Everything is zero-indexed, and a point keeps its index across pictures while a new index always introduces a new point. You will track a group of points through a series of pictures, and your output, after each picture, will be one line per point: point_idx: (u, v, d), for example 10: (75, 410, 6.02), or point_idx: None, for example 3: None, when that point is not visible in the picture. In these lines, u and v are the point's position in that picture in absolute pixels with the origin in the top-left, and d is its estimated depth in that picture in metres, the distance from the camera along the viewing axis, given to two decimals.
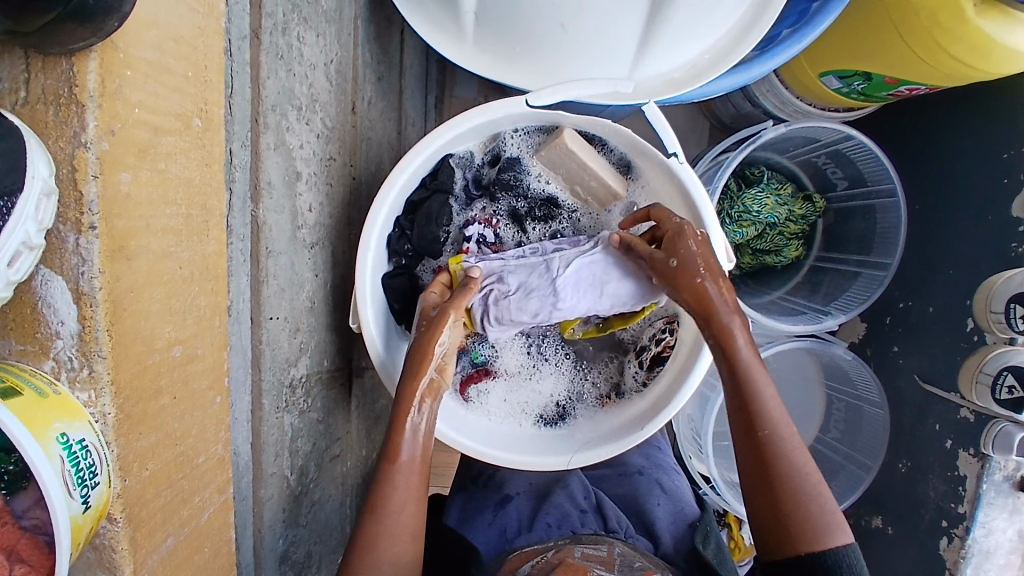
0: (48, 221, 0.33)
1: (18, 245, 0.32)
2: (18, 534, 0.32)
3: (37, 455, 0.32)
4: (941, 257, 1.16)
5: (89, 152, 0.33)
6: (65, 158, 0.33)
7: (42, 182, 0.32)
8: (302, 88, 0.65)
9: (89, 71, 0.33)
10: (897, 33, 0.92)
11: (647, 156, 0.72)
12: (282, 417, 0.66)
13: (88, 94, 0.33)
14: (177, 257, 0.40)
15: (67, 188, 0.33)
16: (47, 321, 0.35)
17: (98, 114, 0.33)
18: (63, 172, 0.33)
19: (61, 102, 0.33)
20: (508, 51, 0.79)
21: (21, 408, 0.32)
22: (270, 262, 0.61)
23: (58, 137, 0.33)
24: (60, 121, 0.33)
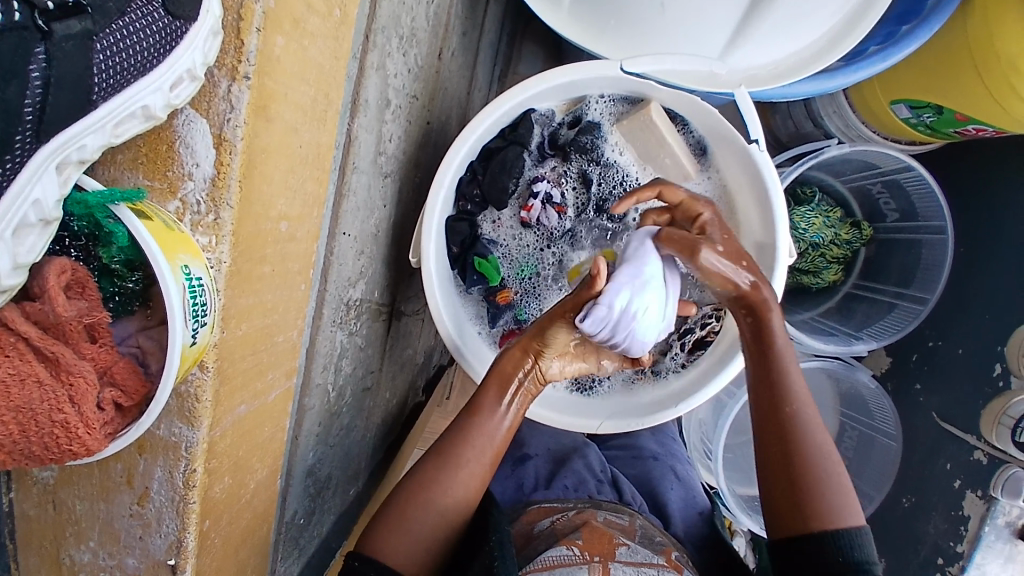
0: (211, 60, 0.36)
1: (182, 71, 0.35)
2: (116, 356, 0.37)
3: (166, 271, 0.33)
4: (979, 302, 1.16)
5: (257, 6, 0.36)
6: (233, 7, 0.36)
7: (213, 20, 0.35)
8: (407, 18, 0.66)
9: None
10: (975, 71, 0.92)
11: (729, 140, 0.74)
12: (335, 331, 0.67)
13: None
14: (299, 135, 0.42)
15: (230, 35, 0.36)
16: (181, 160, 0.37)
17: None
18: (229, 19, 0.36)
19: None
20: (601, 21, 0.80)
21: (157, 232, 0.34)
22: (354, 177, 0.62)
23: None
24: None
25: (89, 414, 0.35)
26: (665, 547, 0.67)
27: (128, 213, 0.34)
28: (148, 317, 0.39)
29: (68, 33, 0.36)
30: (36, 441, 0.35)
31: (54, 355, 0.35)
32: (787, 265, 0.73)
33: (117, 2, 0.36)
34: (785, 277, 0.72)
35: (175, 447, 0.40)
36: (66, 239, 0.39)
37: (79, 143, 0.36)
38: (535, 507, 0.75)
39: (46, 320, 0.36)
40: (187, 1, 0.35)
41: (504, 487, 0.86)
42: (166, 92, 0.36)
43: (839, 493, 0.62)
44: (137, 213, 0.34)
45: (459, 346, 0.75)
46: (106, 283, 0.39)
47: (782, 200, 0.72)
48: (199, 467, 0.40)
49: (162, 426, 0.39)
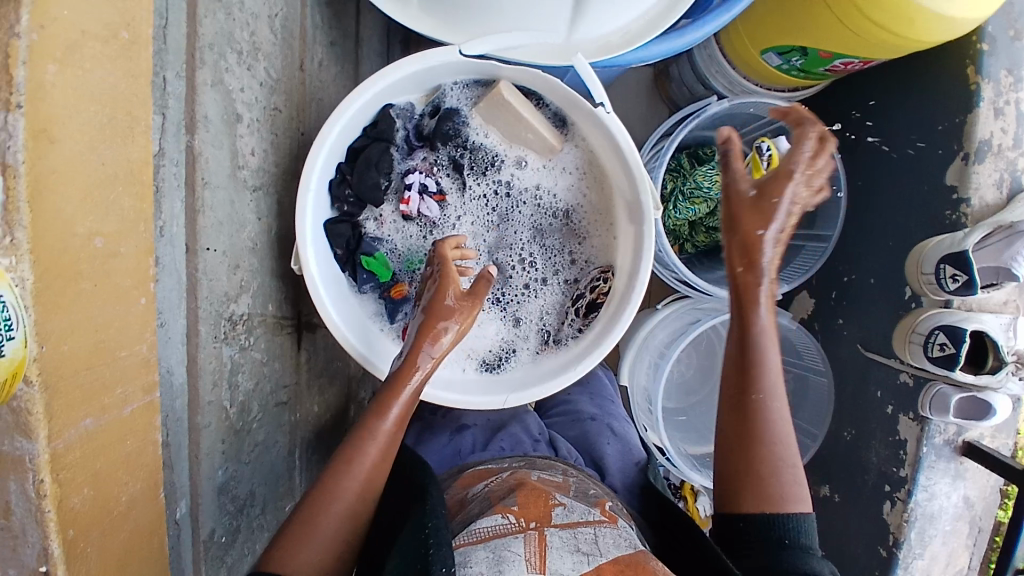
0: None
1: None
2: None
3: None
4: (881, 231, 1.21)
5: (21, 41, 0.37)
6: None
7: None
8: (242, 34, 0.66)
9: None
10: (825, 4, 0.96)
11: (580, 108, 0.77)
12: (221, 347, 0.67)
13: None
14: (100, 153, 0.43)
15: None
16: None
17: (32, 9, 0.38)
18: None
19: None
20: (444, 13, 0.77)
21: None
22: (206, 194, 0.62)
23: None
24: None
25: None
26: (600, 501, 0.71)
27: None
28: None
29: None
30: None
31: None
32: (655, 218, 0.78)
33: None
34: (655, 230, 0.78)
35: (20, 460, 0.42)
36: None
37: None
38: (466, 477, 0.80)
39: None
40: None
41: (441, 454, 0.93)
42: None
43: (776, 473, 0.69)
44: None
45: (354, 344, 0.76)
46: None
47: (637, 154, 0.77)
48: (47, 477, 0.42)
49: (3, 442, 0.41)
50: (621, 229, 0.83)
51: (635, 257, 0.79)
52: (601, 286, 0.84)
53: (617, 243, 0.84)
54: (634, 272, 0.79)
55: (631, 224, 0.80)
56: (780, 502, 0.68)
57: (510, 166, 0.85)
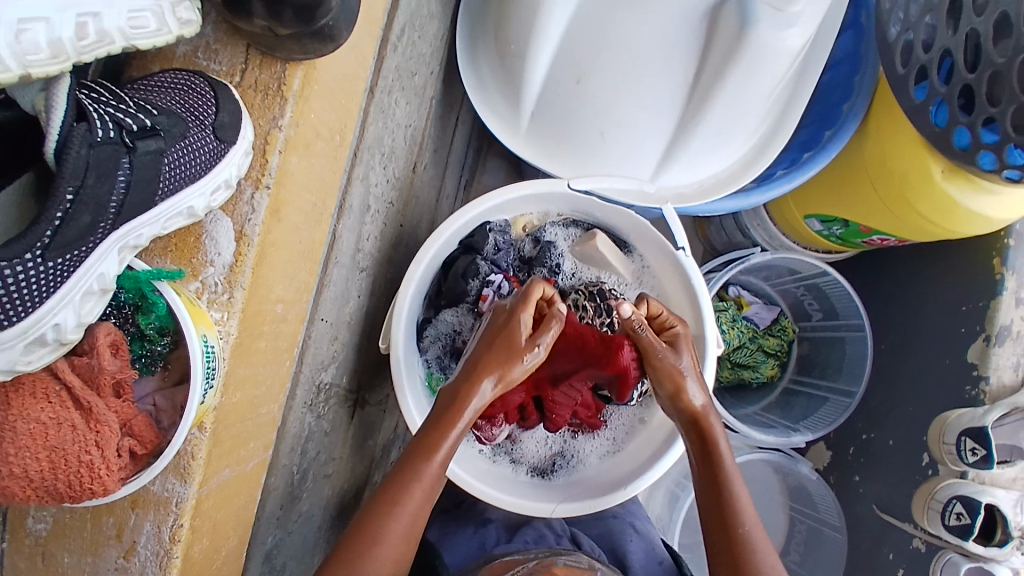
0: (240, 173, 0.47)
1: (222, 181, 0.46)
2: (135, 412, 0.43)
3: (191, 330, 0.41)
4: (904, 394, 1.26)
5: (281, 133, 0.49)
6: (262, 134, 0.49)
7: (247, 143, 0.47)
8: (388, 139, 0.79)
9: (296, 77, 0.49)
10: (874, 188, 1.03)
11: (660, 249, 0.87)
12: (305, 413, 0.73)
13: (292, 91, 0.49)
14: (300, 234, 0.51)
15: (257, 154, 0.48)
16: (205, 250, 0.47)
17: (294, 109, 0.49)
18: (257, 142, 0.48)
19: (269, 93, 0.49)
20: (550, 145, 0.93)
21: (187, 306, 0.42)
22: (333, 271, 0.71)
23: (260, 116, 0.49)
24: (265, 106, 0.49)
25: (111, 458, 0.41)
26: None
27: (168, 290, 0.43)
28: (167, 377, 0.45)
29: (147, 150, 0.42)
30: (61, 480, 0.40)
31: (87, 405, 0.41)
32: (716, 355, 0.84)
33: (179, 128, 0.44)
34: (713, 366, 0.83)
35: (165, 502, 0.44)
36: (108, 308, 0.45)
37: (137, 234, 0.44)
38: (497, 561, 0.76)
39: (90, 374, 0.42)
40: (229, 128, 0.46)
41: (466, 547, 0.86)
42: (209, 196, 0.46)
43: None
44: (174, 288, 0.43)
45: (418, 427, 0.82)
46: (136, 347, 0.45)
47: (707, 295, 0.84)
48: (186, 523, 0.44)
49: (157, 483, 0.44)
50: None
51: None
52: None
53: None
54: None
55: None
56: None
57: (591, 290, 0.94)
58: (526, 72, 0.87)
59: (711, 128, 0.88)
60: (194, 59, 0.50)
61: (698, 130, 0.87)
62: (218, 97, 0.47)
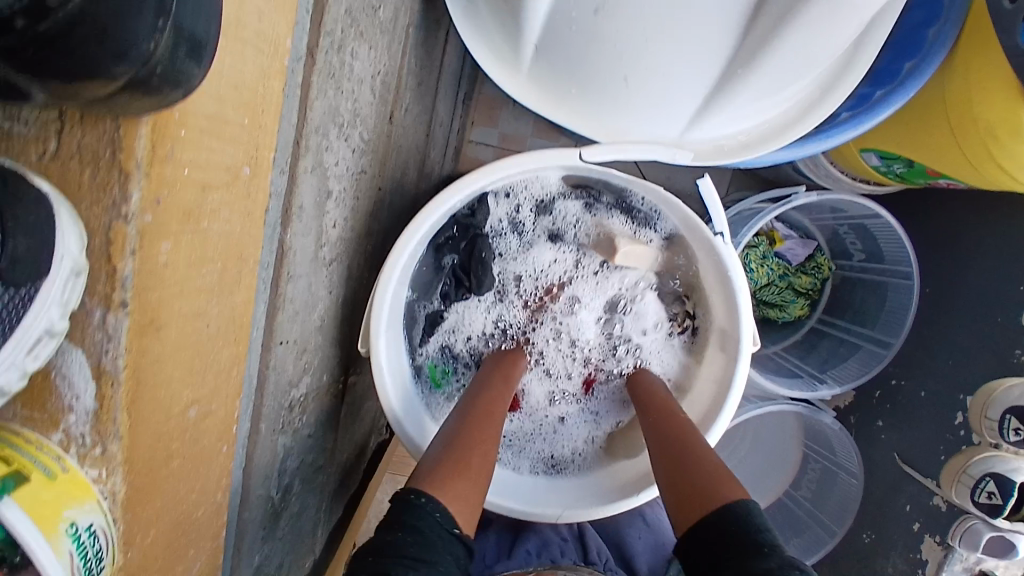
0: (74, 298, 0.29)
1: (38, 334, 0.27)
2: None
3: (48, 555, 0.29)
4: (943, 346, 1.14)
5: (129, 228, 0.29)
6: (100, 229, 0.29)
7: (72, 260, 0.28)
8: (346, 105, 0.61)
9: (137, 138, 0.28)
10: (950, 128, 0.83)
11: (694, 231, 0.72)
12: (276, 438, 0.65)
13: (135, 163, 0.29)
14: (207, 316, 0.38)
15: (98, 261, 0.29)
16: (59, 392, 0.31)
17: (144, 184, 0.29)
18: (95, 243, 0.29)
19: (101, 166, 0.29)
20: (560, 88, 0.75)
21: (32, 504, 0.30)
22: (288, 287, 0.58)
23: (92, 203, 0.29)
24: (97, 188, 0.29)
25: None
26: None
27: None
28: None
29: None
30: None
31: None
32: (750, 353, 0.72)
33: None
34: (747, 366, 0.72)
35: None
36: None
37: None
38: None
39: None
40: (20, 267, 0.26)
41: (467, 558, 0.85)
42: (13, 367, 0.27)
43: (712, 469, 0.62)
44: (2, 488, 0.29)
45: (407, 430, 0.73)
46: None
47: (745, 286, 0.71)
48: None
49: None
50: (707, 354, 0.79)
51: (721, 387, 0.75)
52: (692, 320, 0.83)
53: (703, 370, 0.79)
54: (719, 402, 0.74)
55: (722, 353, 0.76)
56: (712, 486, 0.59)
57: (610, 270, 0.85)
58: (526, 6, 0.67)
59: (767, 74, 0.68)
60: None
61: (748, 79, 0.68)
62: None
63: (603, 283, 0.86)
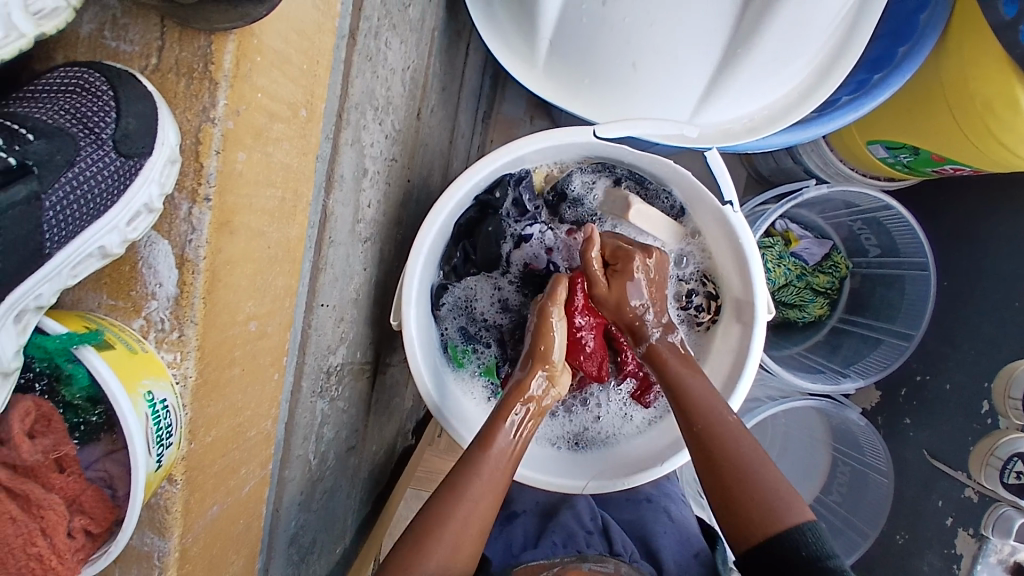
0: (169, 187, 0.40)
1: (140, 206, 0.39)
2: (84, 483, 0.40)
3: (127, 409, 0.36)
4: (966, 335, 1.14)
5: (215, 128, 0.39)
6: (191, 130, 0.39)
7: (169, 149, 0.39)
8: (381, 91, 0.68)
9: (226, 51, 0.38)
10: (950, 111, 0.87)
11: (703, 200, 0.77)
12: (315, 401, 0.68)
13: (222, 73, 0.38)
14: (266, 237, 0.44)
15: (188, 158, 0.39)
16: (145, 283, 0.40)
17: (228, 94, 0.38)
18: (186, 142, 0.39)
19: (195, 75, 0.39)
20: (574, 79, 0.81)
21: (117, 361, 0.37)
22: (329, 252, 0.63)
23: (186, 108, 0.39)
24: (193, 92, 0.39)
25: (61, 544, 0.38)
26: None
27: (90, 353, 0.37)
28: (114, 441, 0.41)
29: (14, 202, 0.39)
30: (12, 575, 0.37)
31: (24, 493, 0.38)
32: (767, 322, 0.76)
33: (65, 155, 0.42)
34: (763, 334, 0.76)
35: (147, 556, 0.41)
36: (28, 374, 0.41)
37: (35, 293, 0.39)
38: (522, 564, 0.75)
39: (14, 462, 0.38)
40: (142, 136, 0.39)
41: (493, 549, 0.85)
42: (124, 228, 0.40)
43: (768, 489, 0.67)
44: (96, 344, 0.37)
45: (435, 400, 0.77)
46: (72, 414, 0.41)
47: (758, 258, 0.75)
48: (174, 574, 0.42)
49: (135, 537, 0.41)
50: (725, 326, 0.81)
51: (738, 356, 0.78)
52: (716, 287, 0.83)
53: (719, 342, 0.82)
54: (737, 371, 0.77)
55: (738, 322, 0.79)
56: (779, 522, 0.66)
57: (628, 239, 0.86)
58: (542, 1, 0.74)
59: (768, 56, 0.74)
60: (102, 40, 0.42)
61: (749, 61, 0.74)
62: (120, 97, 0.40)
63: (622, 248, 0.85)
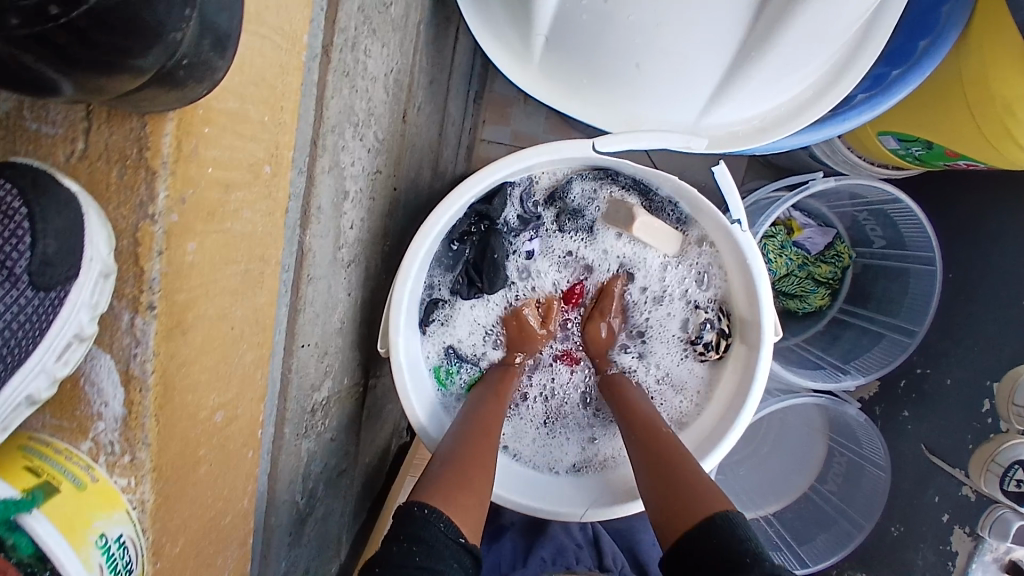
0: (104, 301, 0.35)
1: (70, 337, 0.35)
2: None
3: (79, 568, 0.35)
4: (967, 330, 1.11)
5: (156, 226, 0.34)
6: (127, 230, 0.35)
7: (101, 262, 0.34)
8: (361, 104, 0.61)
9: (164, 134, 0.33)
10: (968, 111, 0.82)
11: (711, 217, 0.72)
12: (300, 443, 0.64)
13: (161, 160, 0.34)
14: (230, 316, 0.41)
15: (125, 264, 0.35)
16: (91, 397, 0.37)
17: (169, 182, 0.34)
18: (124, 242, 0.35)
19: (129, 164, 0.34)
20: (573, 81, 0.74)
21: (61, 514, 0.35)
22: (309, 289, 0.58)
23: (122, 203, 0.35)
24: (127, 186, 0.34)
25: None
26: None
27: (31, 517, 0.34)
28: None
29: None
30: None
31: None
32: (774, 343, 0.72)
33: None
34: (770, 356, 0.72)
35: None
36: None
37: None
38: None
39: None
40: (62, 260, 0.34)
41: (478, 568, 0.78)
42: (52, 367, 0.35)
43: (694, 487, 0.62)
44: (37, 503, 0.35)
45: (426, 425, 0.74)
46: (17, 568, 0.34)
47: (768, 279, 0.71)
48: None
49: None
50: (732, 346, 0.78)
51: (743, 380, 0.74)
52: (725, 321, 0.79)
53: (727, 363, 0.78)
54: (742, 398, 0.73)
55: (745, 343, 0.75)
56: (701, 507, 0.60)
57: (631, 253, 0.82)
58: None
59: (781, 58, 0.68)
60: (21, 121, 0.36)
61: (761, 64, 0.68)
62: (35, 209, 0.34)
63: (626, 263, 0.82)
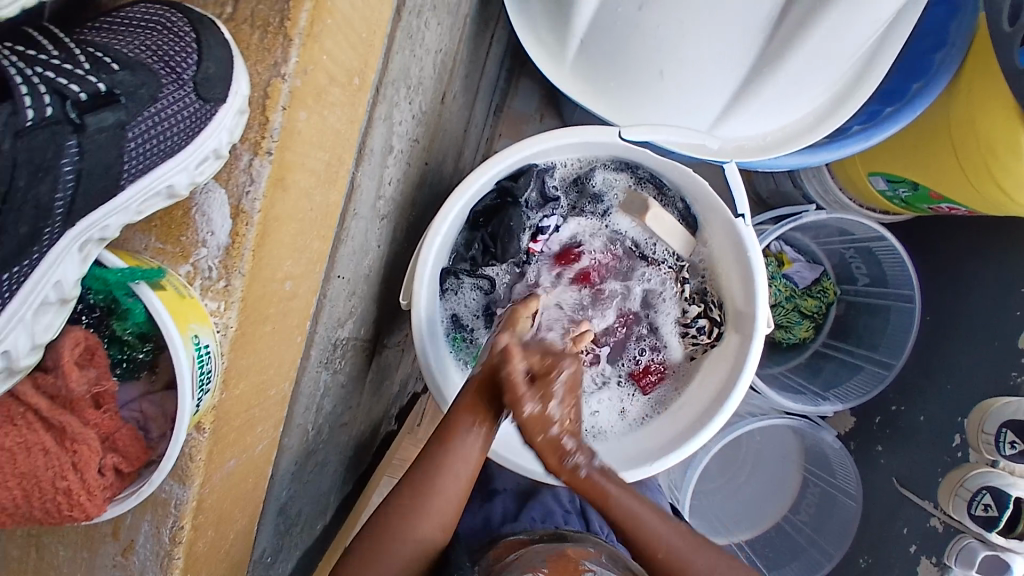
0: (235, 139, 0.48)
1: (210, 151, 0.48)
2: (120, 424, 0.46)
3: (178, 343, 0.43)
4: (942, 368, 1.17)
5: (284, 84, 0.47)
6: (261, 83, 0.48)
7: (240, 101, 0.48)
8: (416, 71, 0.68)
9: (302, 11, 0.46)
10: (952, 150, 0.91)
11: (717, 211, 0.80)
12: (321, 372, 0.68)
13: (297, 29, 0.47)
14: (310, 195, 0.53)
15: (255, 112, 0.48)
16: (199, 230, 0.49)
17: (300, 53, 0.47)
18: (255, 95, 0.48)
19: (271, 30, 0.47)
20: (601, 82, 0.82)
21: (169, 301, 0.45)
22: (352, 224, 0.64)
23: (258, 60, 0.48)
24: (267, 45, 0.48)
25: (91, 480, 0.44)
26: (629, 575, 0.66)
27: (147, 289, 0.44)
28: (152, 382, 0.49)
29: (101, 125, 0.46)
30: (39, 508, 0.44)
31: (62, 423, 0.44)
32: (765, 335, 0.78)
33: (149, 89, 0.48)
34: (761, 346, 0.78)
35: None
36: (80, 307, 0.48)
37: (103, 225, 0.47)
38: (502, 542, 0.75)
39: (57, 392, 0.45)
40: (217, 84, 0.48)
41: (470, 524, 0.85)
42: (192, 172, 0.48)
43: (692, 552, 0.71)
44: (154, 282, 0.45)
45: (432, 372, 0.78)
46: (116, 350, 0.48)
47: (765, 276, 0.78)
48: None
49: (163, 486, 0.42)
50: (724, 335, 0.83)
51: (734, 368, 0.80)
52: (719, 311, 0.85)
53: (717, 353, 0.84)
54: (731, 384, 0.79)
55: (737, 333, 0.81)
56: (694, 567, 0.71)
57: (640, 243, 0.89)
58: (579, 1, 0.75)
59: (790, 78, 0.76)
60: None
61: (773, 82, 0.76)
62: (200, 43, 0.48)
63: (634, 251, 0.89)
